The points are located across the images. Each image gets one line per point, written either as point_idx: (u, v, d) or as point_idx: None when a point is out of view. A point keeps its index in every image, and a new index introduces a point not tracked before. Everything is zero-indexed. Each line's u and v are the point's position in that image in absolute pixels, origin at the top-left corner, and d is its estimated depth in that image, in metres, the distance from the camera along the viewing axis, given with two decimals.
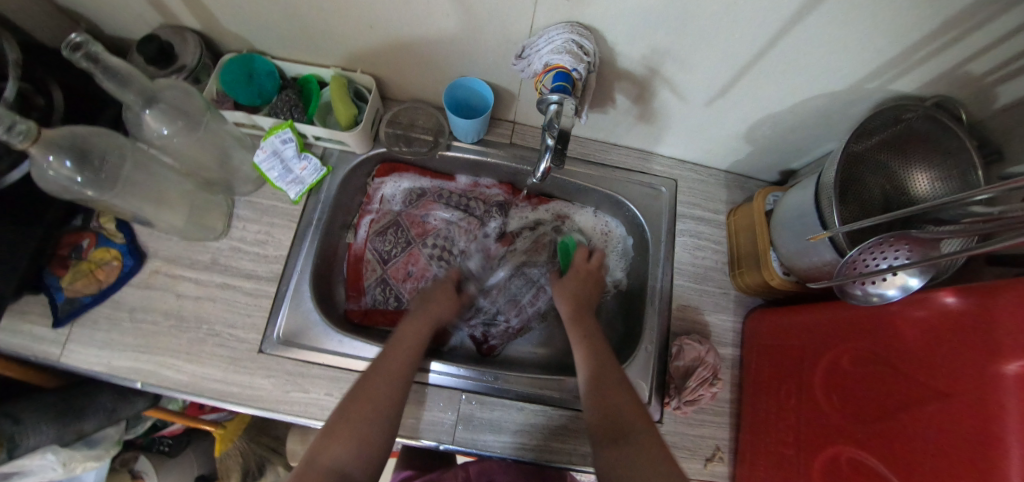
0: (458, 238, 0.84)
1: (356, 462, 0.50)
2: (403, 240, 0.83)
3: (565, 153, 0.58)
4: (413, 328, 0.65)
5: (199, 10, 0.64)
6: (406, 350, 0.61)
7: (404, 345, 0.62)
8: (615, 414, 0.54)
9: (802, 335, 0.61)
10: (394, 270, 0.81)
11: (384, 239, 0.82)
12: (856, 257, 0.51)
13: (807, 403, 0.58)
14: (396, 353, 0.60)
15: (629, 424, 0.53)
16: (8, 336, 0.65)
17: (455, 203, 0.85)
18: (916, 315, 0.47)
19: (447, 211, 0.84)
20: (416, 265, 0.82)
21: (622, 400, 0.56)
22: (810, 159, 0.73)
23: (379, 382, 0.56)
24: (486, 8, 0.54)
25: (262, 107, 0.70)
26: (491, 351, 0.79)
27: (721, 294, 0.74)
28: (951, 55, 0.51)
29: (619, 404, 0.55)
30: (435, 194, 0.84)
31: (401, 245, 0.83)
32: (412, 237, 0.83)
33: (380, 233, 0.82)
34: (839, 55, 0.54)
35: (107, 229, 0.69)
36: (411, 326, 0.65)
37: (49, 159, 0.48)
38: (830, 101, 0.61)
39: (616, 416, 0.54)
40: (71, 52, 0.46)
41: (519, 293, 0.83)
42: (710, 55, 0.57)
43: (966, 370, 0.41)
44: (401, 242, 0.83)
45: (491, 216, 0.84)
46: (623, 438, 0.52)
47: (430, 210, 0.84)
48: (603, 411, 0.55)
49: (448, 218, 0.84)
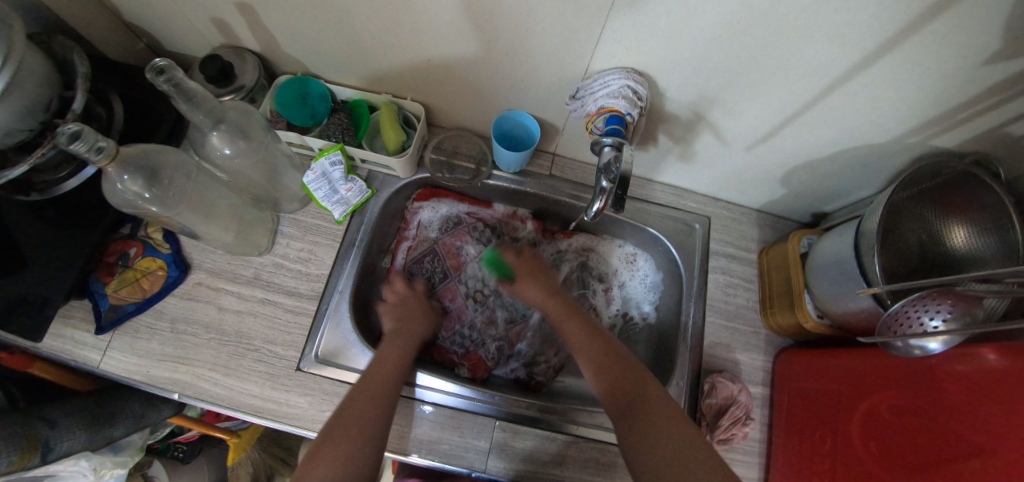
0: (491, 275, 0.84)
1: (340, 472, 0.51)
2: (439, 270, 0.83)
3: (624, 197, 0.58)
4: (393, 350, 0.65)
5: (263, 34, 0.67)
6: (388, 374, 0.61)
7: (383, 369, 0.62)
8: (625, 385, 0.58)
9: (837, 380, 0.61)
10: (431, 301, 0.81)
11: (421, 266, 0.82)
12: (900, 312, 0.51)
13: (842, 447, 0.58)
14: (376, 374, 0.61)
15: (643, 391, 0.57)
16: (51, 340, 0.66)
17: (487, 238, 0.84)
18: (957, 369, 0.48)
19: (480, 244, 0.84)
20: (452, 303, 0.82)
21: (617, 373, 0.60)
22: (843, 204, 0.75)
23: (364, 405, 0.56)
24: (545, 49, 0.57)
25: (312, 128, 0.72)
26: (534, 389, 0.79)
27: (752, 333, 0.75)
28: (990, 118, 0.53)
29: (618, 372, 0.60)
30: (468, 224, 0.85)
31: (436, 277, 0.83)
32: (447, 268, 0.83)
33: (417, 259, 0.82)
34: (881, 112, 0.56)
35: (154, 238, 0.71)
36: (390, 351, 0.65)
37: (123, 178, 0.50)
38: (869, 151, 0.63)
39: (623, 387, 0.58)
40: (154, 76, 0.48)
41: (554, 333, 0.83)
42: (755, 105, 0.59)
43: (1005, 430, 0.42)
44: (438, 271, 0.83)
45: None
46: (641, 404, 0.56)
47: (464, 242, 0.84)
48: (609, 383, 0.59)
49: (481, 252, 0.84)
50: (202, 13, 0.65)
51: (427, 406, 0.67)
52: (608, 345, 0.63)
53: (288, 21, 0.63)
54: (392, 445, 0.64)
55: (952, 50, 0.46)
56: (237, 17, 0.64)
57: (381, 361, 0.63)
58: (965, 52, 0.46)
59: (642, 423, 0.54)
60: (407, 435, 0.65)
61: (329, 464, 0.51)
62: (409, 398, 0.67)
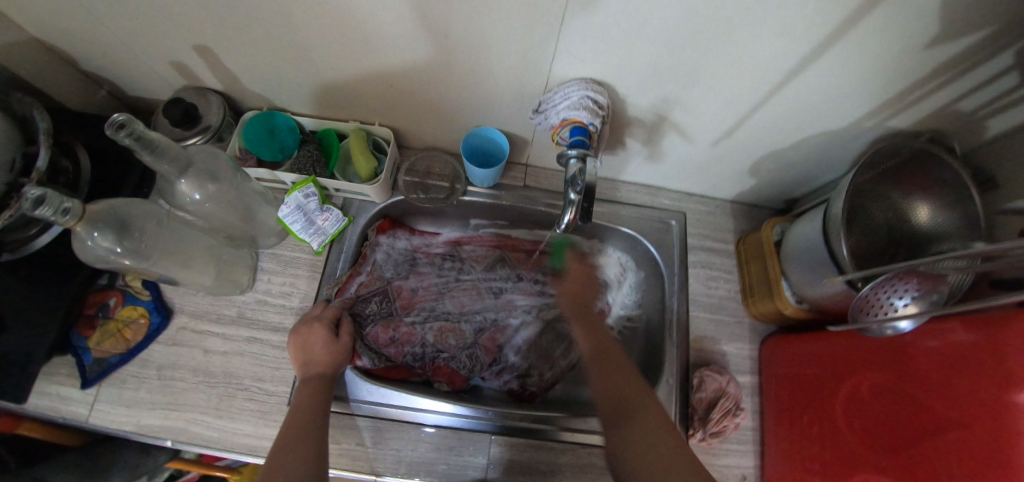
0: (449, 307, 0.82)
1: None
2: (385, 311, 0.79)
3: (591, 209, 0.59)
4: (304, 400, 0.59)
5: (226, 73, 0.67)
6: (304, 430, 0.55)
7: (295, 427, 0.55)
8: (616, 399, 0.58)
9: (818, 364, 0.63)
10: (375, 335, 0.76)
11: (366, 305, 0.77)
12: (871, 295, 0.53)
13: (829, 429, 0.60)
14: (289, 434, 0.54)
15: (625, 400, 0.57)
16: (36, 399, 0.65)
17: (445, 269, 0.85)
18: (933, 345, 0.50)
19: (440, 280, 0.84)
20: (398, 330, 0.78)
21: (621, 384, 0.59)
22: (812, 189, 0.76)
23: (289, 458, 0.51)
24: (504, 65, 0.57)
25: (283, 161, 0.72)
26: (526, 399, 0.77)
27: (736, 322, 0.76)
28: (939, 97, 0.55)
29: (618, 387, 0.59)
30: (426, 260, 0.85)
31: (383, 315, 0.78)
32: (394, 308, 0.80)
33: (364, 298, 0.77)
34: (836, 101, 0.57)
35: (133, 286, 0.70)
36: (297, 409, 0.58)
37: (93, 234, 0.50)
38: (831, 137, 0.65)
39: (616, 400, 0.57)
40: (114, 131, 0.49)
41: (550, 347, 0.82)
42: (715, 102, 0.60)
43: (979, 402, 0.44)
44: (383, 312, 0.78)
45: (488, 273, 0.85)
46: (625, 421, 0.55)
47: (420, 280, 0.83)
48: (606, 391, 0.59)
49: (440, 286, 0.84)
50: (162, 57, 0.65)
51: (430, 428, 0.67)
52: (617, 363, 0.62)
53: (253, 60, 0.63)
54: (391, 470, 0.64)
55: (895, 38, 0.48)
56: (198, 59, 0.64)
57: (289, 422, 0.56)
58: (908, 38, 0.48)
59: (627, 431, 0.53)
60: (404, 458, 0.65)
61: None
62: (404, 422, 0.67)
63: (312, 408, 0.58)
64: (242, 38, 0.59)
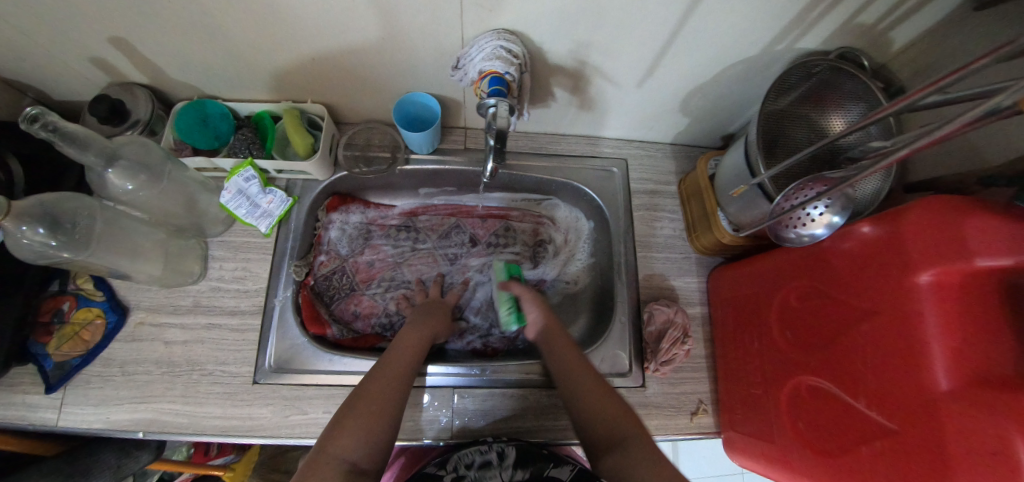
0: (408, 277, 0.85)
1: (367, 453, 0.49)
2: (347, 285, 0.83)
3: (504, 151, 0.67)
4: (414, 338, 0.64)
5: (145, 65, 0.66)
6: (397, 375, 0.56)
7: (402, 357, 0.60)
8: (610, 424, 0.53)
9: (756, 283, 0.66)
10: (340, 310, 0.82)
11: (329, 282, 0.81)
12: (783, 204, 0.55)
13: (767, 342, 0.63)
14: (391, 366, 0.58)
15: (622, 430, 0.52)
16: (3, 410, 0.65)
17: (401, 240, 0.87)
18: (845, 246, 0.52)
19: (396, 251, 0.86)
20: (361, 304, 0.82)
21: (612, 410, 0.54)
22: (743, 120, 0.79)
23: (386, 381, 0.55)
24: (416, 25, 0.58)
25: (221, 148, 0.72)
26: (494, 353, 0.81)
27: (683, 258, 0.79)
28: (840, 12, 0.57)
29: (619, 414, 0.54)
30: (380, 232, 0.86)
31: (346, 291, 0.82)
32: (356, 282, 0.83)
33: (325, 276, 0.81)
34: (745, 27, 0.59)
35: (85, 289, 0.70)
36: (404, 345, 0.62)
37: (22, 229, 0.50)
38: (750, 65, 0.66)
39: (608, 427, 0.53)
40: (29, 125, 0.48)
41: None
42: (632, 42, 0.61)
43: (887, 290, 0.47)
44: (346, 287, 0.82)
45: (444, 240, 0.88)
46: (618, 448, 0.51)
47: (375, 253, 0.85)
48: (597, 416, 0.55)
49: (397, 256, 0.86)
50: (76, 55, 0.63)
51: (424, 394, 0.69)
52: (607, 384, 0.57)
53: (168, 47, 0.62)
54: None
55: None
56: (114, 53, 0.63)
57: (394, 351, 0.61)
58: None
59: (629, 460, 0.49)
60: None
61: (353, 444, 0.49)
62: None
63: (418, 348, 0.63)
64: (149, 25, 0.58)
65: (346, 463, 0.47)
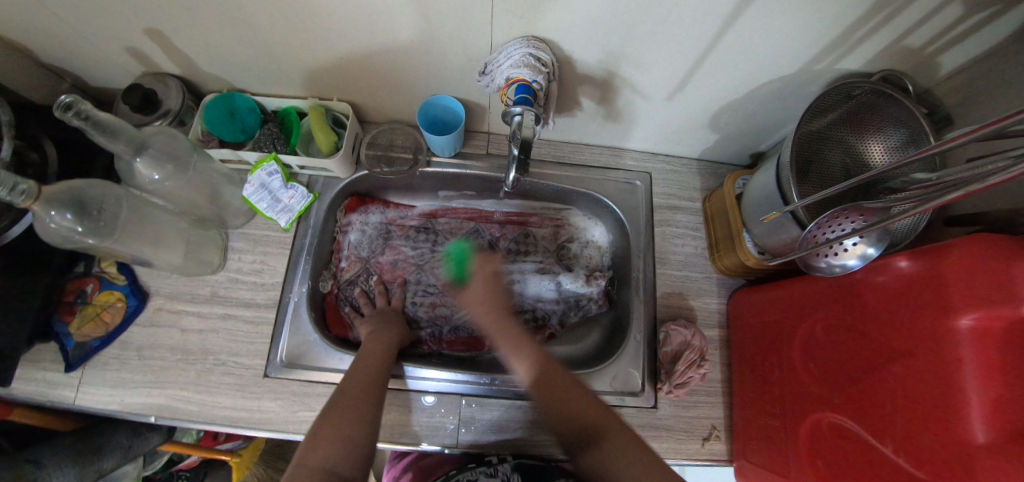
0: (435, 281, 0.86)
1: (347, 460, 0.49)
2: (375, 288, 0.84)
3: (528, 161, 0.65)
4: (375, 341, 0.68)
5: (178, 57, 0.67)
6: (364, 386, 0.58)
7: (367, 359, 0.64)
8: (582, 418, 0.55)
9: (779, 311, 0.64)
10: None
11: (355, 287, 0.83)
12: (816, 232, 0.53)
13: (788, 373, 0.60)
14: (359, 370, 0.61)
15: (597, 425, 0.55)
16: (23, 385, 0.67)
17: (421, 242, 0.88)
18: (879, 280, 0.50)
19: (417, 253, 0.87)
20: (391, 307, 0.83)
21: (584, 403, 0.56)
22: (774, 140, 0.76)
23: (355, 382, 0.58)
24: (445, 28, 0.57)
25: (246, 142, 0.72)
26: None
27: (704, 278, 0.77)
28: (886, 34, 0.54)
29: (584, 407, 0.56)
30: (400, 233, 0.88)
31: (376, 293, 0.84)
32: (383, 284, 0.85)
33: (351, 281, 0.83)
34: (782, 45, 0.57)
35: (109, 272, 0.72)
36: (367, 350, 0.66)
37: (51, 214, 0.52)
38: (784, 84, 0.64)
39: (580, 422, 0.55)
40: (63, 112, 0.49)
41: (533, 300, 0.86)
42: (663, 55, 0.59)
43: (920, 330, 0.45)
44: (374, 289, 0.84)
45: None
46: (596, 445, 0.53)
47: (396, 254, 0.87)
48: (570, 418, 0.56)
49: (418, 259, 0.87)
50: (113, 45, 0.65)
51: (430, 397, 0.69)
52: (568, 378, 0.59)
53: (201, 41, 0.63)
54: None
55: None
56: (149, 44, 0.64)
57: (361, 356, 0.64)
58: None
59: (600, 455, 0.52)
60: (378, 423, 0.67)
61: (332, 453, 0.49)
62: None
63: (380, 349, 0.67)
64: (183, 19, 0.59)
65: (328, 473, 0.47)
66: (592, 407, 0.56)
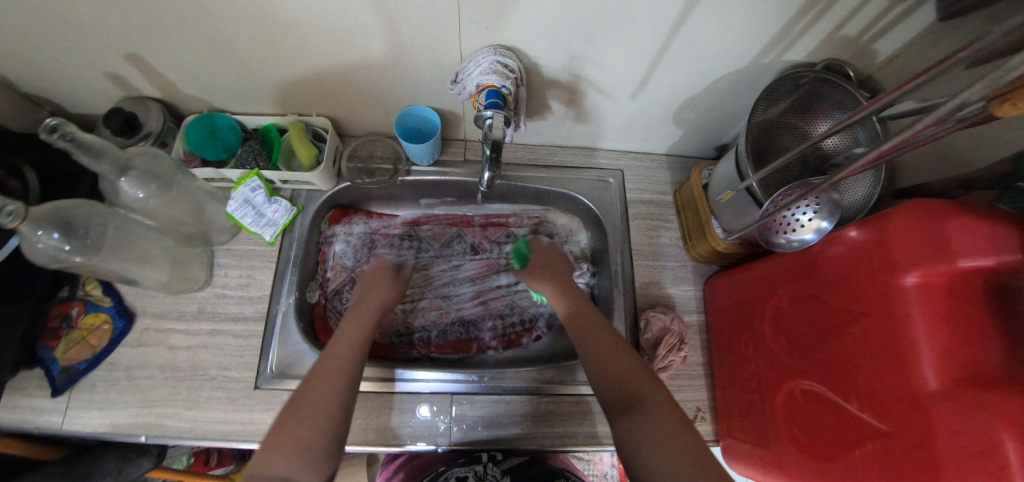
0: (421, 286, 0.87)
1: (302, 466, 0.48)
2: None
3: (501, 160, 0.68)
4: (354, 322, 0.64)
5: (159, 81, 0.70)
6: (329, 381, 0.55)
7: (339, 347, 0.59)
8: (626, 387, 0.54)
9: (751, 289, 0.67)
10: None
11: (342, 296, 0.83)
12: (773, 208, 0.57)
13: (762, 346, 0.63)
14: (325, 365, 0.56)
15: (638, 389, 0.54)
16: (8, 413, 0.66)
17: (404, 248, 0.89)
18: (833, 251, 0.53)
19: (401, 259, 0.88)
20: None
21: (626, 372, 0.56)
22: (735, 132, 0.81)
23: (320, 380, 0.54)
24: (416, 42, 0.60)
25: (228, 160, 0.75)
26: (514, 344, 0.84)
27: (679, 267, 0.80)
28: (821, 26, 0.59)
29: (621, 371, 0.56)
30: (384, 241, 0.88)
31: None
32: None
33: (337, 291, 0.83)
34: (730, 41, 0.61)
35: (94, 295, 0.72)
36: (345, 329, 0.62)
37: (38, 234, 0.53)
38: (738, 78, 0.69)
39: (619, 385, 0.55)
40: (48, 134, 0.51)
41: (517, 301, 0.87)
42: (623, 56, 0.63)
43: (873, 292, 0.48)
44: None
45: (446, 248, 0.90)
46: (635, 410, 0.52)
47: None
48: (612, 382, 0.56)
49: None
50: (93, 71, 0.67)
51: (424, 409, 0.70)
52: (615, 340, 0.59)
53: (180, 64, 0.66)
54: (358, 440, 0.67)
55: None
56: (129, 69, 0.67)
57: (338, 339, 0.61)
58: None
59: (636, 420, 0.51)
60: (371, 426, 0.68)
61: (285, 464, 0.48)
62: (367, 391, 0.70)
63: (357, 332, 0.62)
64: (163, 43, 0.61)
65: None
66: (633, 372, 0.56)
